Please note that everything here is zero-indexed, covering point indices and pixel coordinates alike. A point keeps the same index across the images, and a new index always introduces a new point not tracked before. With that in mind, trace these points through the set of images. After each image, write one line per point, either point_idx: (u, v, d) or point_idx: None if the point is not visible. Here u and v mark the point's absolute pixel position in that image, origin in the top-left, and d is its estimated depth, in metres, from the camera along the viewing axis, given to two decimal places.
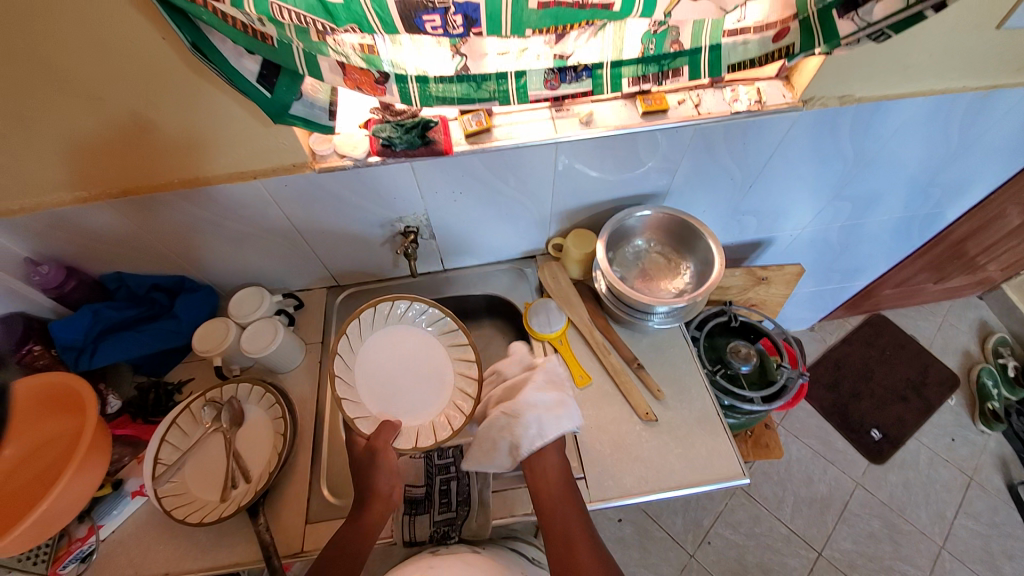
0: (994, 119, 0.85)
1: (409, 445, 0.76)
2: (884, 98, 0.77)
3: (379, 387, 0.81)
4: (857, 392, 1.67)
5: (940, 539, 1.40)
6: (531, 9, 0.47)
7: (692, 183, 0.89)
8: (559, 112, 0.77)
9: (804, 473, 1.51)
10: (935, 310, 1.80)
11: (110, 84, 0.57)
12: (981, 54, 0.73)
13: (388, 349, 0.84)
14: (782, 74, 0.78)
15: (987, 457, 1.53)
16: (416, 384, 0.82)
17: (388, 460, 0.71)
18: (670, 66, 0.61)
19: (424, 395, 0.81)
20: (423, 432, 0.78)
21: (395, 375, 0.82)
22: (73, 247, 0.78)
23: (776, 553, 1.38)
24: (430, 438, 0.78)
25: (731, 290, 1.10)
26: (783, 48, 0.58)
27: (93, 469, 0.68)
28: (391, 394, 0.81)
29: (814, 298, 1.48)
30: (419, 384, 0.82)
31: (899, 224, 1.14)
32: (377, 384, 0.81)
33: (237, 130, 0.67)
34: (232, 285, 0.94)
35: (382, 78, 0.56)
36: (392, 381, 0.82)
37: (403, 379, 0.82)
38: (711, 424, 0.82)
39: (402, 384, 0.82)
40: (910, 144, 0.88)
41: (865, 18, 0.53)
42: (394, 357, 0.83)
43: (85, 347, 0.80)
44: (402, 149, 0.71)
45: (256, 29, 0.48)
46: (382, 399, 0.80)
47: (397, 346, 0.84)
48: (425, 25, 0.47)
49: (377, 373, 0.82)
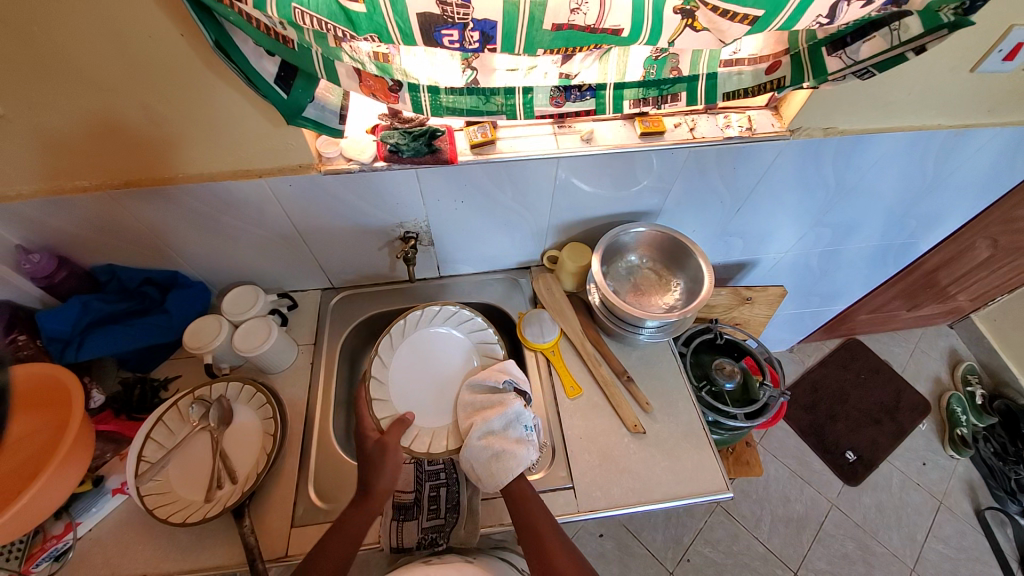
0: (965, 157, 0.91)
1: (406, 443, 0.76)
2: (866, 131, 0.83)
3: (420, 379, 0.84)
4: (834, 414, 1.72)
5: (911, 561, 1.43)
6: (545, 31, 0.49)
7: (684, 203, 0.92)
8: (561, 128, 0.80)
9: (782, 492, 1.53)
10: (908, 337, 1.88)
11: (124, 77, 0.58)
12: (954, 96, 0.79)
13: (427, 349, 0.87)
14: (772, 104, 0.83)
15: (956, 482, 1.58)
16: (448, 395, 0.82)
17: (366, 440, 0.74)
18: (669, 91, 0.65)
19: (437, 404, 0.81)
20: (422, 436, 0.77)
21: (435, 378, 0.84)
22: (65, 236, 0.77)
23: (753, 571, 1.39)
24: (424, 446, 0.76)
25: (718, 309, 1.13)
26: (775, 80, 0.62)
27: (64, 479, 0.65)
28: (423, 394, 0.82)
29: (795, 320, 1.53)
30: (433, 391, 0.82)
31: (876, 252, 1.20)
32: (415, 376, 0.84)
33: (246, 126, 0.67)
34: (225, 283, 0.94)
35: (396, 85, 0.58)
36: (431, 382, 0.83)
37: (438, 383, 0.83)
38: (697, 438, 0.84)
39: (431, 386, 0.83)
40: (888, 177, 0.93)
41: (852, 57, 0.57)
42: (422, 362, 0.85)
43: (71, 339, 0.79)
44: (408, 156, 0.73)
45: (278, 32, 0.49)
46: (408, 389, 0.82)
47: (428, 348, 0.87)
48: (443, 39, 0.49)
49: (424, 368, 0.85)
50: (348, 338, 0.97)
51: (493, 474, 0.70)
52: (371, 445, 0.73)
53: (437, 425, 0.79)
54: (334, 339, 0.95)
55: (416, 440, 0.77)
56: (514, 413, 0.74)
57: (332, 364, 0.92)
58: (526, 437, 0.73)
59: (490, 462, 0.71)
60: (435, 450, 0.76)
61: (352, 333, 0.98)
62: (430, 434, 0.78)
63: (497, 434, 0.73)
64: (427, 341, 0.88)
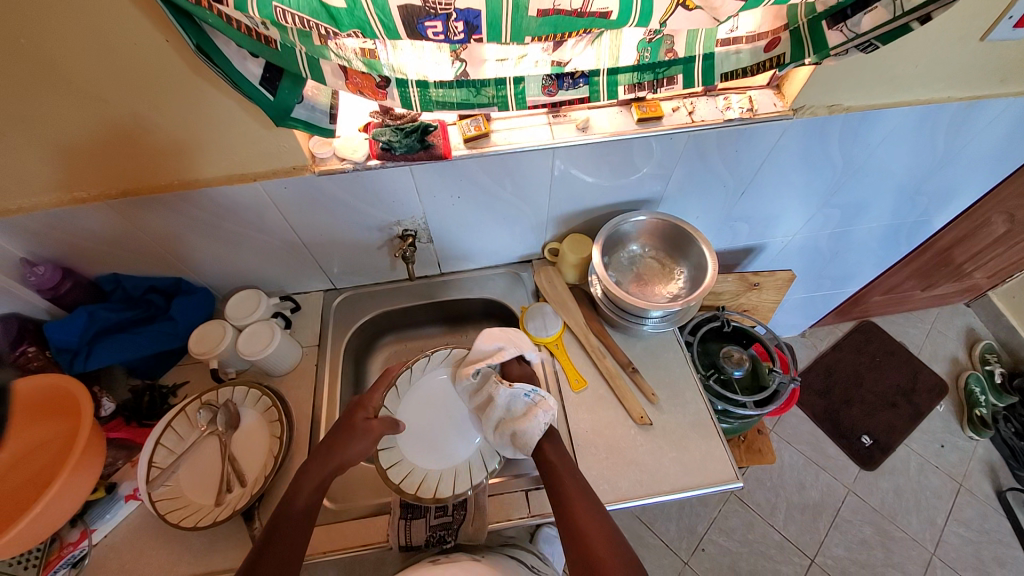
0: (976, 130, 0.88)
1: (428, 494, 0.74)
2: (872, 107, 0.80)
3: (433, 423, 0.82)
4: (849, 398, 1.69)
5: (931, 545, 1.41)
6: (531, 17, 0.48)
7: (685, 189, 0.90)
8: (556, 118, 0.79)
9: (796, 478, 1.52)
10: (924, 317, 1.83)
11: (111, 85, 0.58)
12: (963, 67, 0.75)
13: (435, 395, 0.85)
14: (773, 83, 0.80)
15: (976, 463, 1.55)
16: (462, 426, 0.82)
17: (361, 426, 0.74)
18: (665, 73, 0.63)
19: (452, 447, 0.80)
20: (445, 479, 0.76)
21: (449, 413, 0.83)
22: (67, 248, 0.77)
23: (769, 559, 1.38)
24: (449, 490, 0.75)
25: (725, 296, 1.11)
26: (775, 58, 0.60)
27: (75, 489, 0.66)
28: (440, 438, 0.81)
29: (805, 304, 1.50)
30: (446, 435, 0.81)
31: (887, 232, 1.17)
32: (428, 424, 0.82)
33: (237, 130, 0.67)
34: (228, 288, 0.94)
35: (384, 81, 0.57)
36: (444, 420, 0.82)
37: (450, 423, 0.82)
38: (705, 428, 0.83)
39: (444, 432, 0.81)
40: (896, 154, 0.90)
41: (854, 30, 0.54)
42: (431, 406, 0.84)
43: (79, 349, 0.79)
44: (401, 153, 0.72)
45: (261, 32, 0.49)
46: (419, 440, 0.80)
47: (437, 394, 0.85)
48: (427, 31, 0.48)
49: (438, 411, 0.83)
50: (351, 339, 0.97)
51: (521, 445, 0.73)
52: (361, 426, 0.74)
53: (457, 465, 0.78)
54: (338, 340, 0.95)
55: (439, 483, 0.76)
56: (507, 395, 0.76)
57: (337, 365, 0.92)
58: (531, 403, 0.75)
59: (512, 442, 0.74)
60: (461, 488, 0.75)
61: (355, 333, 0.98)
62: (452, 474, 0.77)
63: (506, 416, 0.76)
64: (435, 386, 0.86)
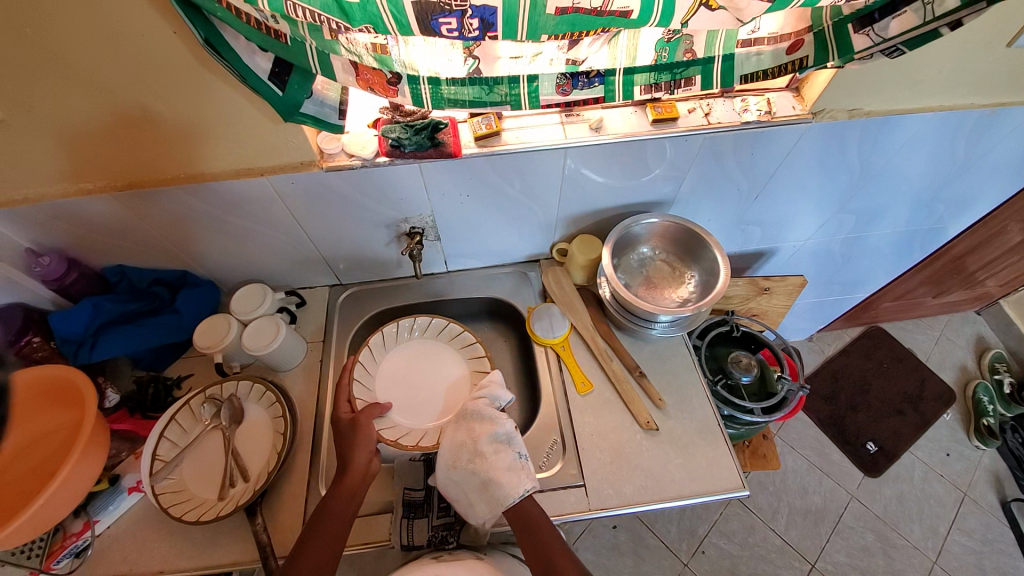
0: (1000, 137, 0.86)
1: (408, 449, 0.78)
2: (894, 112, 0.78)
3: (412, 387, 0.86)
4: (854, 404, 1.67)
5: (933, 554, 1.40)
6: (549, 15, 0.46)
7: (698, 192, 0.89)
8: (569, 117, 0.77)
9: (799, 484, 1.51)
10: (933, 324, 1.81)
11: (117, 76, 0.57)
12: (991, 72, 0.73)
13: (409, 360, 0.89)
14: (793, 85, 0.78)
15: (981, 473, 1.53)
16: (438, 389, 0.86)
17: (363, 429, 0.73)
18: (682, 75, 0.61)
19: (429, 409, 0.84)
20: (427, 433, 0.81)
21: (433, 377, 0.87)
22: (73, 238, 0.77)
23: (769, 564, 1.37)
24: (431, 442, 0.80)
25: (734, 300, 1.10)
26: (797, 61, 0.58)
27: (79, 480, 0.66)
28: (422, 401, 0.85)
29: (814, 309, 1.48)
30: (423, 397, 0.85)
31: (902, 238, 1.14)
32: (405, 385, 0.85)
33: (246, 123, 0.66)
34: (234, 281, 0.94)
35: (395, 78, 0.56)
36: (420, 382, 0.87)
37: (427, 385, 0.86)
38: (711, 435, 0.82)
39: (421, 392, 0.85)
40: (916, 160, 0.88)
41: (881, 35, 0.53)
42: (408, 369, 0.88)
43: (84, 341, 0.79)
44: (411, 151, 0.71)
45: (270, 26, 0.47)
46: (400, 403, 0.84)
47: (414, 357, 0.89)
48: (441, 28, 0.47)
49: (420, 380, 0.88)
50: (356, 335, 0.96)
51: (492, 496, 0.67)
52: (346, 422, 0.74)
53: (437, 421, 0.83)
54: (342, 336, 0.94)
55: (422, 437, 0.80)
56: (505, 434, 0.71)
57: (341, 361, 0.91)
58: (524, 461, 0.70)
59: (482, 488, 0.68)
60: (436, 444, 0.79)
61: (360, 330, 0.97)
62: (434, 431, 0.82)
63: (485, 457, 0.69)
64: (411, 350, 0.90)
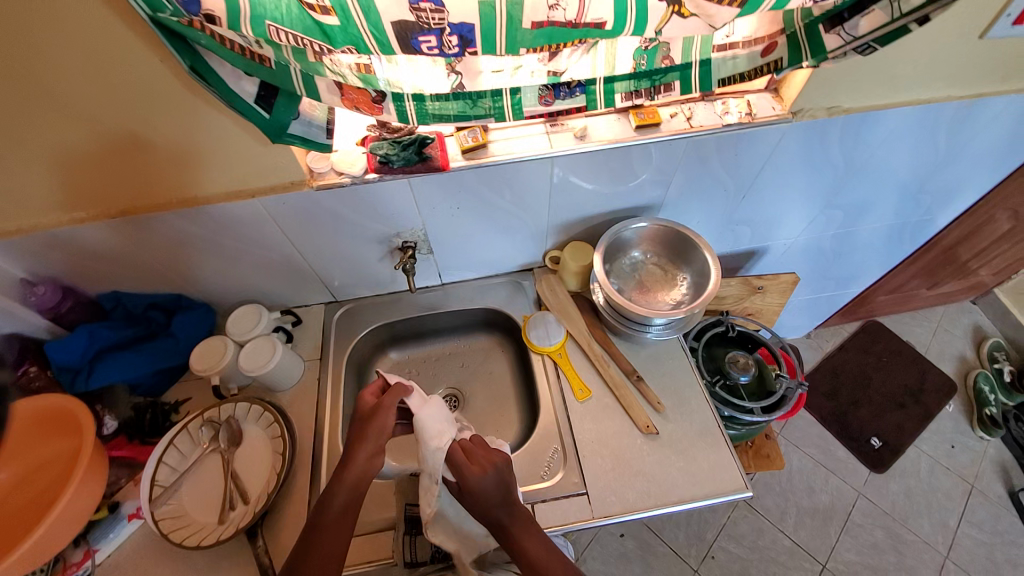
0: (978, 128, 0.87)
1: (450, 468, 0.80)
2: (873, 108, 0.79)
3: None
4: (856, 400, 1.67)
5: (945, 548, 1.38)
6: (526, 29, 0.48)
7: (685, 194, 0.90)
8: (554, 127, 0.79)
9: (806, 483, 1.49)
10: (930, 316, 1.81)
11: (107, 105, 0.58)
12: (963, 65, 0.75)
13: None
14: (771, 86, 0.80)
15: (988, 463, 1.52)
16: None
17: (382, 422, 0.67)
18: (661, 81, 0.63)
19: None
20: None
21: None
22: (67, 266, 0.78)
23: (780, 566, 1.36)
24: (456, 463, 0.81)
25: (728, 301, 1.10)
26: (772, 63, 0.60)
27: (76, 511, 0.66)
28: None
29: (810, 306, 1.49)
30: None
31: (891, 231, 1.15)
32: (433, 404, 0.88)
33: (237, 146, 0.67)
34: (229, 303, 0.94)
35: (379, 97, 0.57)
36: None
37: None
38: (711, 436, 0.82)
39: None
40: (898, 154, 0.90)
41: (851, 33, 0.54)
42: None
43: (81, 368, 0.80)
44: (399, 166, 0.72)
45: (254, 52, 0.49)
46: None
47: None
48: (421, 46, 0.48)
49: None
50: (353, 351, 0.96)
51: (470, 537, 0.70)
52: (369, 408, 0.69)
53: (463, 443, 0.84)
54: (339, 353, 0.94)
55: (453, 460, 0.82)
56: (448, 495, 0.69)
57: (338, 378, 0.91)
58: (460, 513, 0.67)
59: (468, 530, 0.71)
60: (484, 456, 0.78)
61: (357, 346, 0.97)
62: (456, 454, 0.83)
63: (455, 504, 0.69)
64: None
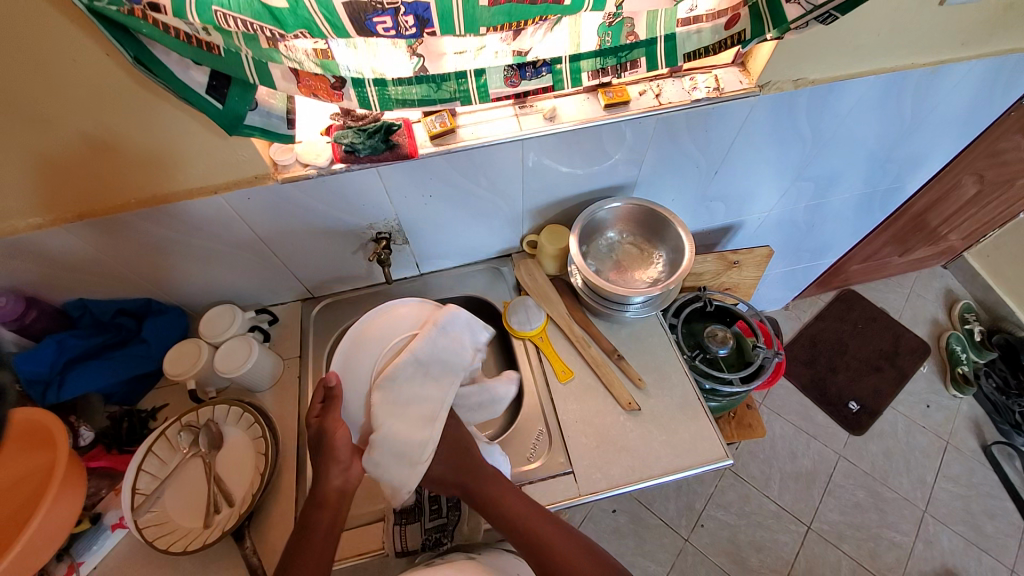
0: (941, 95, 0.89)
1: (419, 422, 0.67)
2: (837, 78, 0.80)
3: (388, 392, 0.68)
4: (834, 366, 1.72)
5: (922, 502, 1.45)
6: (483, 7, 0.47)
7: (659, 172, 0.90)
8: (523, 108, 0.77)
9: (788, 449, 1.54)
10: (903, 282, 1.87)
11: (53, 105, 0.55)
12: (926, 32, 0.76)
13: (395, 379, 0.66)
14: (737, 61, 0.79)
15: (960, 420, 1.59)
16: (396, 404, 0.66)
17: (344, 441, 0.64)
18: (627, 57, 0.62)
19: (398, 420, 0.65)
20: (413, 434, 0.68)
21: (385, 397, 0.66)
22: (27, 276, 0.75)
23: (767, 530, 1.41)
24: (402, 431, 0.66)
25: (707, 276, 1.12)
26: (735, 35, 0.60)
27: (54, 526, 0.64)
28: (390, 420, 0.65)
29: (787, 278, 1.52)
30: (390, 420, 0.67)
31: (862, 201, 1.18)
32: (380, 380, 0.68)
33: (195, 142, 0.65)
34: (201, 305, 0.92)
35: (339, 82, 0.55)
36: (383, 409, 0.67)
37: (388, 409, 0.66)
38: (694, 410, 0.83)
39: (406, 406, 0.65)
40: (865, 124, 0.91)
41: (812, 2, 0.54)
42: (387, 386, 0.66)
43: (51, 379, 0.77)
44: (366, 155, 0.70)
45: (202, 39, 0.47)
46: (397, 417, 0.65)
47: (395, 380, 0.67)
48: (377, 28, 0.47)
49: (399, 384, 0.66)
50: (334, 346, 0.95)
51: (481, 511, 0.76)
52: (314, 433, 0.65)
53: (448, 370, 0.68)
54: (319, 350, 0.93)
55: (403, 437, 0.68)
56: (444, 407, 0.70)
57: (319, 374, 0.90)
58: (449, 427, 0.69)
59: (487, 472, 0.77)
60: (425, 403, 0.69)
61: (337, 341, 0.96)
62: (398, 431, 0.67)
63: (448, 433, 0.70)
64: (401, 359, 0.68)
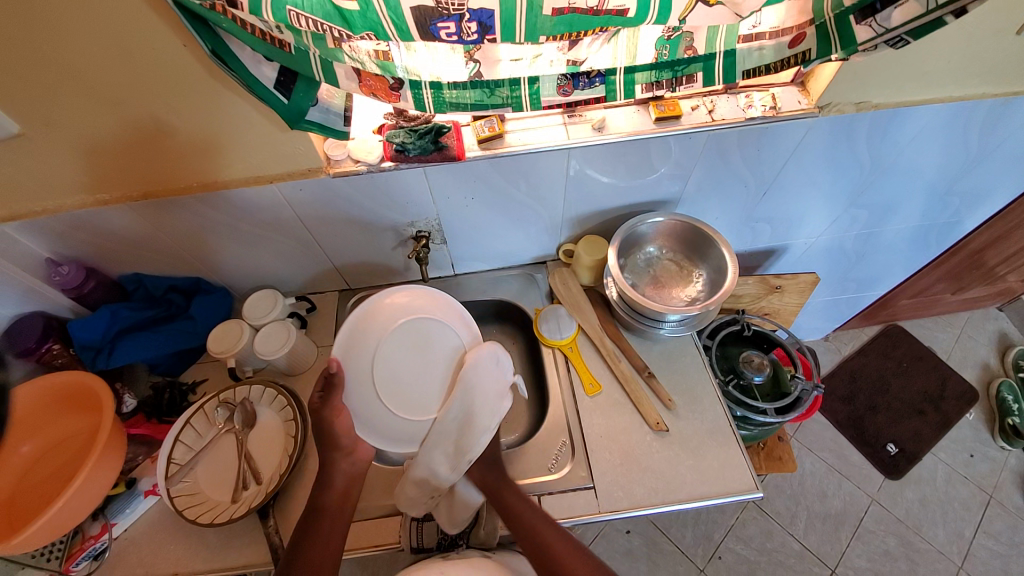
0: (1012, 127, 0.84)
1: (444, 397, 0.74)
2: (903, 105, 0.76)
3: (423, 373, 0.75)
4: (874, 405, 1.63)
5: (960, 558, 1.35)
6: (546, 16, 0.47)
7: (704, 190, 0.88)
8: (571, 117, 0.77)
9: (819, 487, 1.47)
10: (953, 321, 1.76)
11: (133, 90, 0.59)
12: (1000, 62, 0.72)
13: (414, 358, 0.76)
14: (798, 80, 0.78)
15: (1007, 474, 1.48)
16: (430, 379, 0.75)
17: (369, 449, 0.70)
18: (683, 71, 0.61)
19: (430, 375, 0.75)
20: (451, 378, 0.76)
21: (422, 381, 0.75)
22: (92, 248, 0.80)
23: (788, 570, 1.34)
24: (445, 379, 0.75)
25: (745, 299, 1.08)
26: (799, 54, 0.58)
27: (89, 492, 0.67)
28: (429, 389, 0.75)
29: (829, 308, 1.46)
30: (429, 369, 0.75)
31: (917, 232, 1.11)
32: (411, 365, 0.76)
33: (257, 133, 0.68)
34: (246, 288, 0.96)
35: (397, 84, 0.57)
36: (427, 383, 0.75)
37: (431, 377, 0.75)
38: (723, 435, 0.81)
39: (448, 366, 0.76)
40: (928, 154, 0.87)
41: (884, 24, 0.52)
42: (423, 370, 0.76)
43: (102, 347, 0.82)
44: (415, 154, 0.72)
45: (275, 36, 0.49)
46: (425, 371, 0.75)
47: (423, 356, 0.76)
48: (440, 32, 0.48)
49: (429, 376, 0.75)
50: None
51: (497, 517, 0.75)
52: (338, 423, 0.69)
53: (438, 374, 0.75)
54: None
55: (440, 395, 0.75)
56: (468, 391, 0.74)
57: None
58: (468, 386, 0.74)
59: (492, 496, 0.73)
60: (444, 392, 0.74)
61: None
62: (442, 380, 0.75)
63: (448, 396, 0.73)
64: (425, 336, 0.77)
